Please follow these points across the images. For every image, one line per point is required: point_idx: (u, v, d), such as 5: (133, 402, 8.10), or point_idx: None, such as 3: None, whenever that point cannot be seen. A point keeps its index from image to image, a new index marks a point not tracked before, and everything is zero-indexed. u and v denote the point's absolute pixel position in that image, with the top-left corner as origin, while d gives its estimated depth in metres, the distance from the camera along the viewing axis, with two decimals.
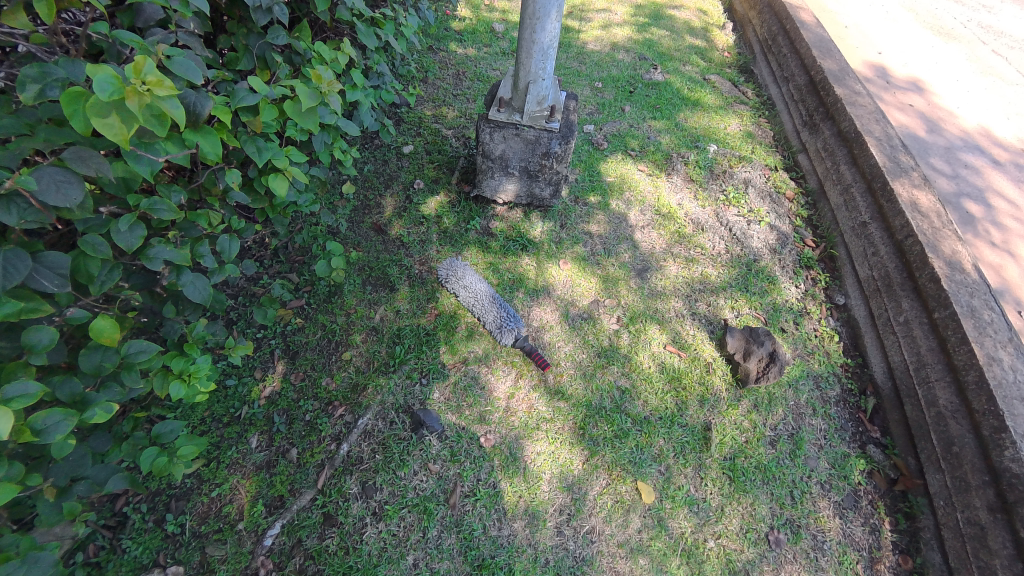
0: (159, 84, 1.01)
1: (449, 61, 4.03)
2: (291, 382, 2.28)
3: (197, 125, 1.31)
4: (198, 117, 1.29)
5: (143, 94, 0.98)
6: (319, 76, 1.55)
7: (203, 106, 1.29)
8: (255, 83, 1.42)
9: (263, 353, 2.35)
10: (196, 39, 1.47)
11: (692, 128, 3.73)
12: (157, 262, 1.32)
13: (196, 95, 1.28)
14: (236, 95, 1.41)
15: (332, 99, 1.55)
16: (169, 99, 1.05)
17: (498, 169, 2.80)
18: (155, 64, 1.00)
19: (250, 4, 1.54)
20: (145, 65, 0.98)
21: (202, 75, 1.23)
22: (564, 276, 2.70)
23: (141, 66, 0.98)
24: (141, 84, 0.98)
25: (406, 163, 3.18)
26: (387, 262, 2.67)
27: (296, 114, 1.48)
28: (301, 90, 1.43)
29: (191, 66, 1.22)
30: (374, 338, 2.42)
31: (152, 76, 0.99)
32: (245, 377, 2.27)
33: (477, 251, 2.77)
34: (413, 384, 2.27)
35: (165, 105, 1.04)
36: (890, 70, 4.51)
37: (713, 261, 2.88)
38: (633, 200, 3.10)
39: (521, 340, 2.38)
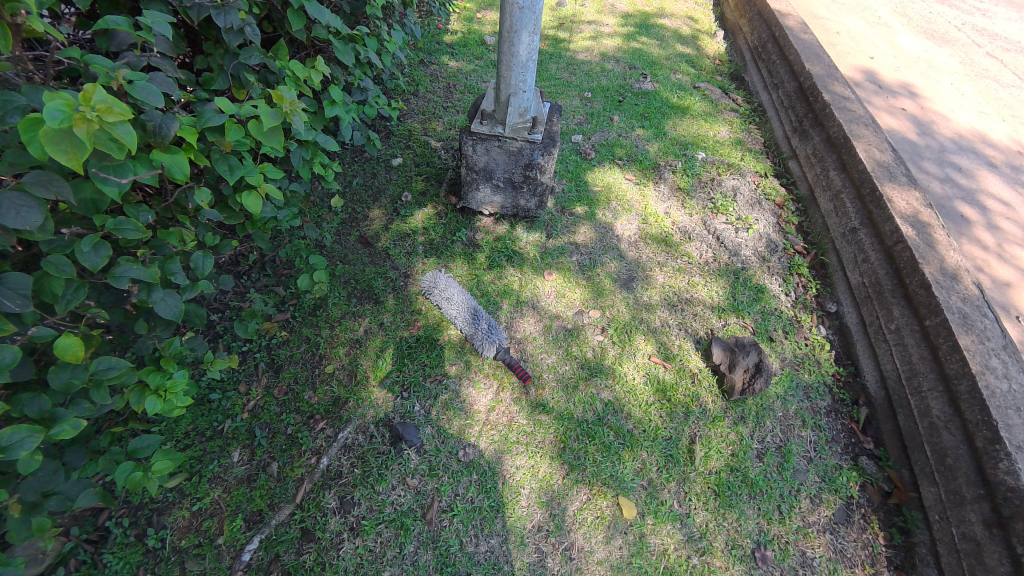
0: (109, 110, 1.02)
1: (440, 74, 4.08)
2: (274, 396, 2.29)
3: (163, 146, 1.33)
4: (164, 138, 1.31)
5: (92, 121, 0.99)
6: (281, 96, 1.58)
7: (169, 127, 1.31)
8: (221, 104, 1.44)
9: (248, 367, 2.37)
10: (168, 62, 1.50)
11: (681, 136, 3.73)
12: (123, 280, 1.29)
13: (162, 117, 1.31)
14: (203, 116, 1.43)
15: (298, 119, 1.57)
16: (121, 124, 1.06)
17: (483, 180, 2.81)
18: (105, 92, 1.01)
19: (220, 26, 1.56)
20: (95, 92, 1.00)
21: (163, 99, 1.25)
22: (549, 288, 2.68)
23: (90, 94, 0.99)
24: (90, 111, 0.99)
25: (394, 176, 3.21)
26: (373, 275, 2.69)
27: (262, 134, 1.50)
28: (262, 110, 1.45)
29: (152, 90, 1.24)
30: (358, 351, 2.42)
31: (102, 103, 1.01)
32: (228, 391, 2.28)
33: (463, 263, 2.77)
34: (396, 398, 2.27)
35: (117, 130, 1.05)
36: (883, 75, 4.49)
37: (700, 270, 2.85)
38: (619, 209, 3.09)
39: (503, 352, 2.36)
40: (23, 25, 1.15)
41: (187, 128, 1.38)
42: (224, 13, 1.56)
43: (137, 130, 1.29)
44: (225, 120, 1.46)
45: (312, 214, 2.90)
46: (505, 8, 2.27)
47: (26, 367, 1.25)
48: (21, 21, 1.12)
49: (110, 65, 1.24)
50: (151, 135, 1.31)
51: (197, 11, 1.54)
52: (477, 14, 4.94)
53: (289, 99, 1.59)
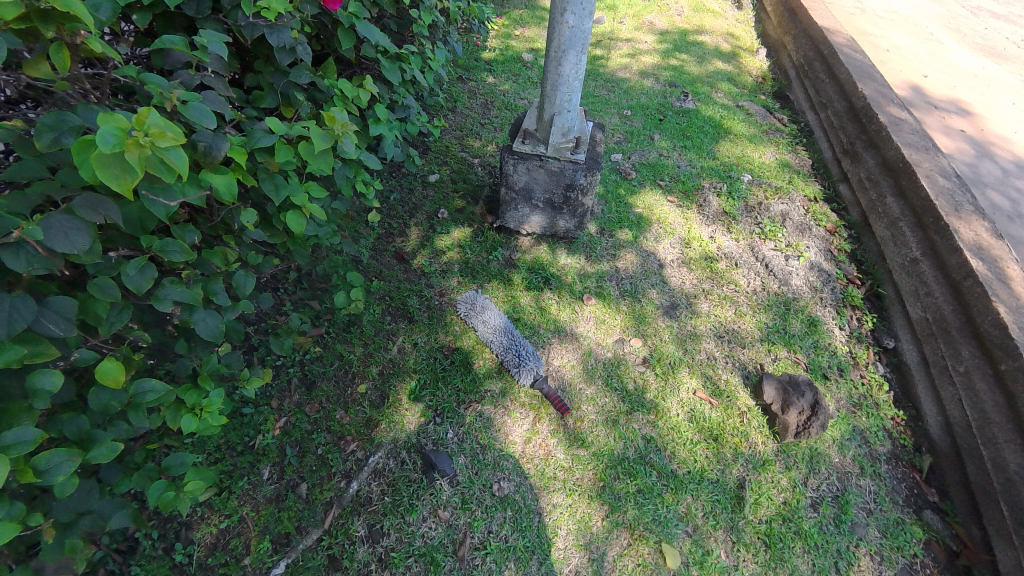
0: (161, 135, 0.98)
1: (477, 91, 4.10)
2: (306, 414, 2.27)
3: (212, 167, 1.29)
4: (213, 159, 1.28)
5: (144, 146, 0.95)
6: (332, 117, 1.54)
7: (219, 148, 1.28)
8: (271, 123, 1.40)
9: (280, 382, 2.35)
10: (220, 80, 1.47)
11: (724, 157, 3.61)
12: (166, 303, 1.25)
13: (212, 137, 1.28)
14: (252, 134, 1.39)
15: (348, 142, 1.51)
16: (172, 148, 1.03)
17: (521, 200, 2.74)
18: (159, 115, 0.98)
19: (273, 44, 1.53)
20: (149, 116, 0.97)
21: (215, 121, 1.22)
22: (588, 312, 2.53)
23: (144, 117, 0.96)
24: (142, 136, 0.96)
25: (431, 193, 3.22)
26: (407, 292, 2.65)
27: (310, 155, 1.45)
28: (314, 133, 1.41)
29: (204, 112, 1.22)
30: (391, 371, 2.38)
31: (155, 126, 0.97)
32: (260, 405, 2.26)
33: (498, 284, 2.69)
34: (428, 423, 2.19)
35: (167, 156, 1.01)
36: (935, 95, 4.32)
37: (748, 299, 2.66)
38: (661, 232, 2.96)
39: (541, 381, 2.22)
40: (82, 45, 1.13)
41: (236, 147, 1.34)
42: (277, 32, 1.53)
43: (187, 150, 1.26)
44: (274, 139, 1.41)
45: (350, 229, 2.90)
46: (554, 27, 2.23)
47: (67, 388, 1.22)
48: (79, 42, 1.11)
49: (164, 83, 1.21)
50: (200, 156, 1.27)
51: (250, 30, 1.52)
52: (514, 31, 4.98)
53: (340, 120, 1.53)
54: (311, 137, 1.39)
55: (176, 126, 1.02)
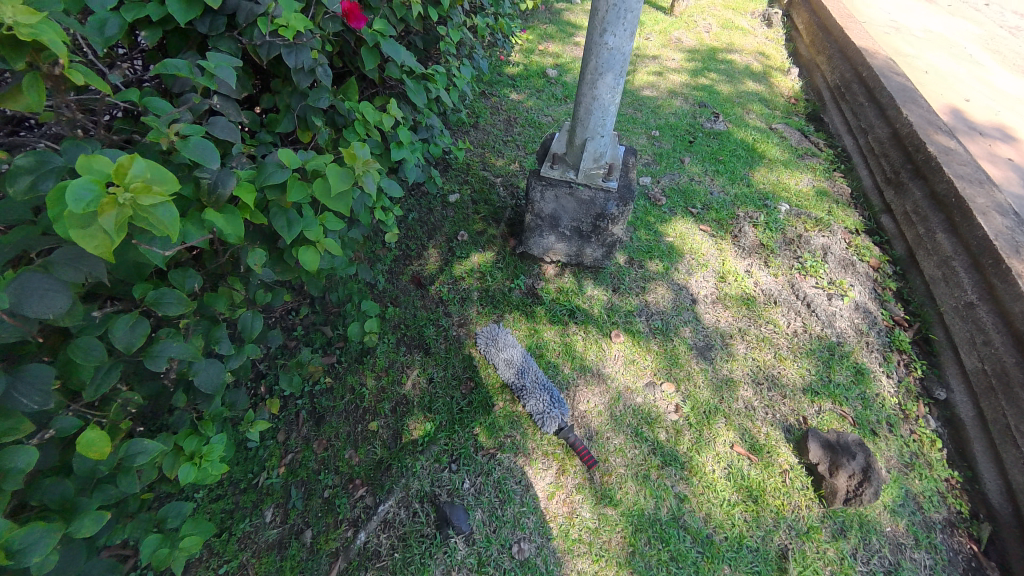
0: (148, 191, 0.75)
1: (500, 107, 4.01)
2: (314, 451, 2.13)
3: (219, 206, 1.12)
4: (219, 197, 1.11)
5: (125, 207, 0.73)
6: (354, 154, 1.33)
7: (226, 184, 1.11)
8: (286, 158, 1.19)
9: (288, 414, 2.23)
10: (232, 104, 1.32)
11: (758, 183, 3.47)
12: (162, 360, 1.08)
13: (219, 172, 1.11)
14: (263, 167, 1.20)
15: (371, 182, 1.29)
16: (164, 202, 0.80)
17: (547, 227, 2.57)
18: (146, 163, 0.75)
19: (289, 65, 1.38)
20: (132, 165, 0.74)
21: (219, 158, 1.04)
22: (616, 351, 2.36)
23: (125, 168, 0.73)
24: (124, 193, 0.73)
25: (451, 214, 3.10)
26: (424, 321, 2.51)
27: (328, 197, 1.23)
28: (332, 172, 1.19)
29: (209, 147, 1.03)
30: (404, 409, 2.22)
31: (141, 178, 0.75)
32: (267, 440, 2.13)
33: (520, 315, 2.53)
34: (442, 470, 2.03)
35: (157, 214, 0.78)
36: (975, 117, 4.19)
37: (788, 342, 2.49)
38: (694, 264, 2.80)
39: (566, 430, 2.05)
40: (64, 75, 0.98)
41: (244, 182, 1.16)
42: (295, 52, 1.37)
43: (190, 188, 1.10)
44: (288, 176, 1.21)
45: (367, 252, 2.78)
46: (592, 47, 2.08)
47: (50, 451, 1.09)
48: (58, 71, 0.95)
49: (168, 107, 1.11)
50: (205, 194, 1.11)
51: (267, 50, 1.35)
52: (539, 46, 4.88)
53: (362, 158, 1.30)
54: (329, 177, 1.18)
55: (168, 173, 0.79)
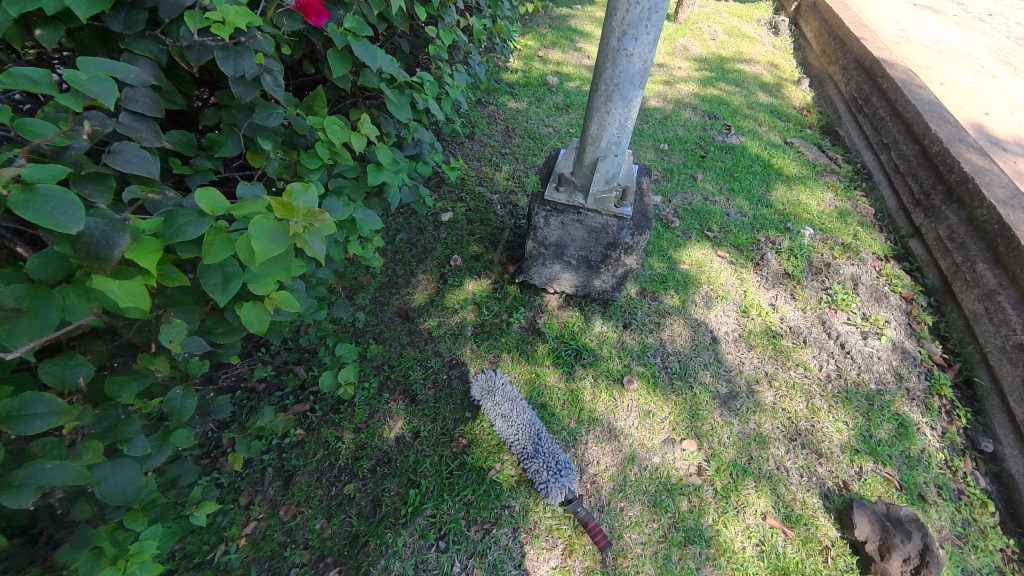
0: None
1: (498, 118, 3.75)
2: (280, 519, 1.83)
3: (107, 272, 0.80)
4: (106, 263, 0.79)
5: None
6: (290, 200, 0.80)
7: (116, 245, 0.80)
8: (205, 203, 0.85)
9: (252, 472, 1.93)
10: (148, 125, 1.03)
11: (778, 204, 3.25)
12: (27, 494, 0.77)
13: (105, 227, 0.79)
14: (176, 216, 0.86)
15: (325, 247, 0.81)
16: None
17: (551, 256, 2.27)
18: None
19: (226, 75, 1.09)
20: None
21: (80, 221, 0.72)
22: (629, 400, 2.06)
23: None
24: None
25: (443, 235, 2.84)
26: (410, 362, 2.21)
27: (257, 265, 0.78)
28: (253, 233, 0.72)
29: (70, 205, 0.72)
30: (385, 469, 1.91)
31: None
32: (227, 504, 1.83)
33: (518, 355, 2.22)
34: (427, 548, 1.71)
35: None
36: (998, 132, 3.96)
37: (820, 388, 2.23)
38: (712, 296, 2.53)
39: (574, 503, 1.74)
40: None
41: (146, 240, 0.83)
42: (234, 57, 1.09)
43: (67, 246, 0.78)
44: (209, 228, 0.86)
45: (350, 280, 2.49)
46: (607, 54, 1.78)
47: None
48: None
49: (52, 132, 0.83)
50: (86, 257, 0.79)
51: (198, 54, 1.07)
52: (539, 52, 4.62)
53: (309, 207, 0.83)
54: (251, 238, 0.72)
55: None
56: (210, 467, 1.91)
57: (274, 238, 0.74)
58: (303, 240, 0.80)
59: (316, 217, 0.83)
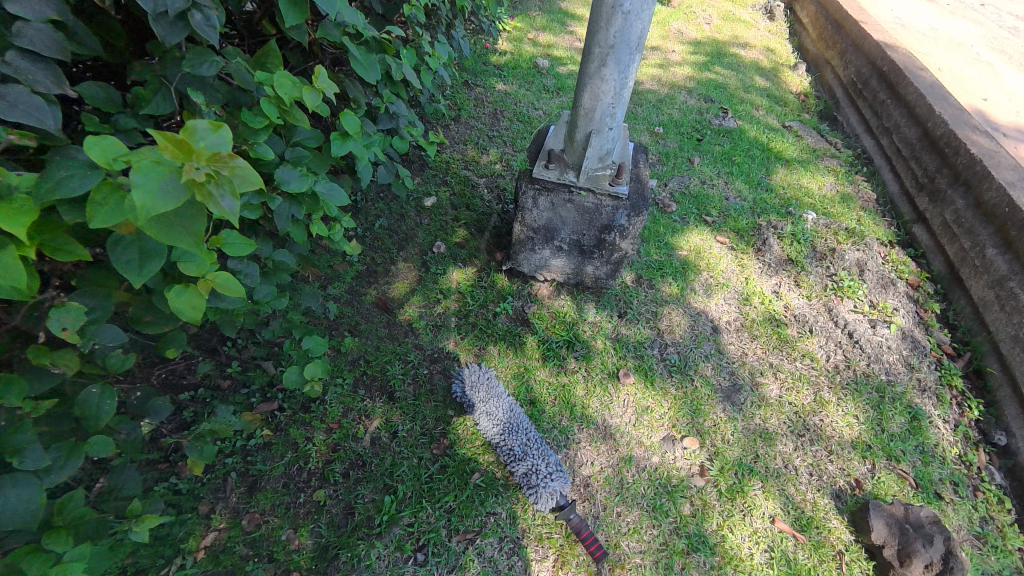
0: None
1: (486, 100, 3.56)
2: (242, 530, 1.65)
3: None
4: None
5: None
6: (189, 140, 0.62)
7: None
8: (98, 153, 0.67)
9: (213, 478, 1.75)
10: (47, 68, 0.84)
11: (779, 188, 3.11)
12: None
13: None
14: (57, 169, 0.69)
15: (236, 201, 0.64)
16: None
17: (541, 241, 2.10)
18: None
19: (146, 13, 0.90)
20: None
21: None
22: (625, 395, 1.90)
23: None
24: None
25: (426, 221, 2.66)
26: (388, 357, 2.03)
27: (146, 225, 0.61)
28: (135, 181, 0.56)
29: None
30: (359, 474, 1.74)
31: None
32: (184, 513, 1.65)
33: (505, 348, 2.05)
34: (404, 562, 1.54)
35: None
36: (997, 118, 3.86)
37: (828, 380, 2.09)
38: (712, 284, 2.37)
39: (566, 510, 1.58)
40: None
41: (17, 199, 0.66)
42: None
43: None
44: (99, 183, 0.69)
45: (325, 268, 2.31)
46: (601, 13, 1.60)
47: None
48: None
49: None
50: None
51: None
52: (528, 33, 4.44)
53: (216, 149, 0.64)
54: (130, 188, 0.56)
55: None
56: (166, 473, 1.71)
57: (164, 187, 0.58)
58: (207, 192, 0.63)
59: (225, 162, 0.65)
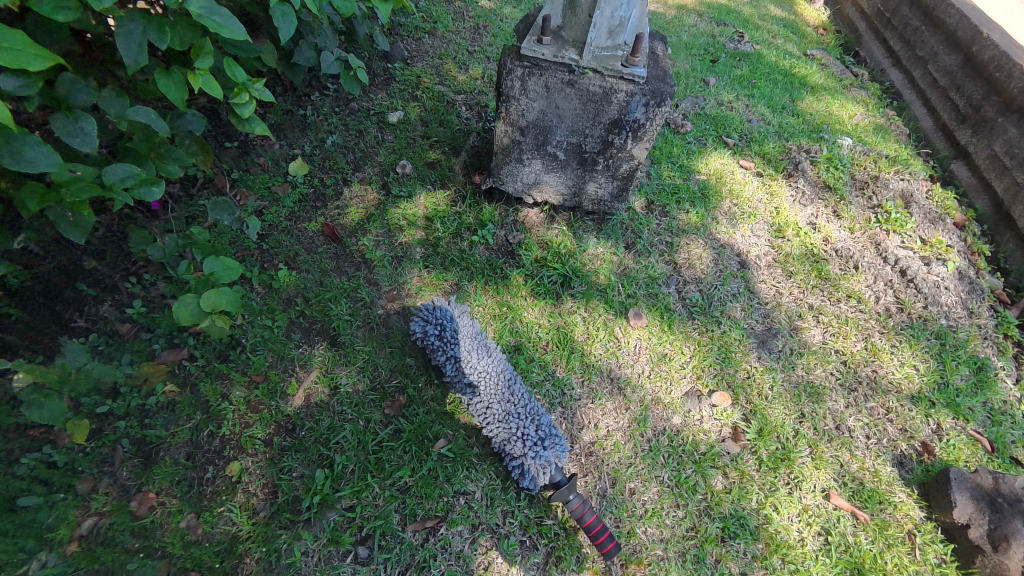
0: None
1: (466, 10, 3.01)
2: (129, 516, 1.21)
3: None
4: None
5: None
6: None
7: None
8: None
9: (94, 447, 1.28)
10: None
11: (807, 114, 2.67)
12: None
13: None
14: None
15: None
16: None
17: (531, 147, 1.61)
18: None
19: None
20: None
21: None
22: (636, 341, 1.49)
23: None
24: None
25: (390, 138, 2.16)
26: (333, 294, 1.57)
27: None
28: None
29: None
30: (287, 443, 1.31)
31: None
32: (57, 492, 1.20)
33: (486, 283, 1.59)
34: (340, 559, 1.15)
35: None
36: None
37: (880, 325, 1.71)
38: (738, 212, 1.94)
39: (564, 490, 1.17)
40: None
41: None
42: None
43: None
44: None
45: (259, 191, 1.85)
46: None
47: None
48: None
49: None
50: None
51: None
52: None
53: None
54: None
55: None
56: (39, 441, 1.25)
57: None
58: None
59: None
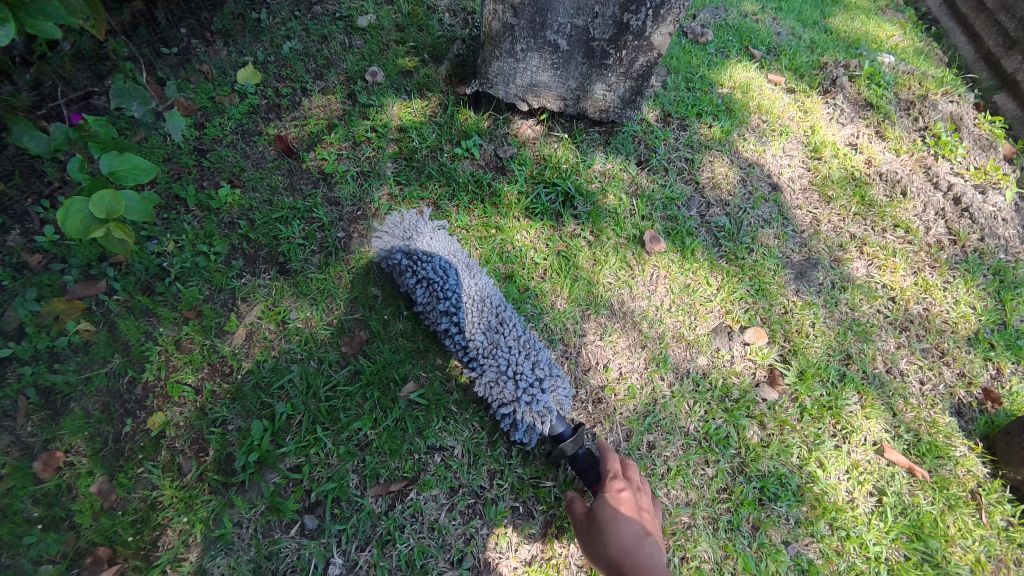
0: None
1: None
2: (29, 481, 0.95)
3: None
4: None
5: None
6: None
7: None
8: None
9: None
10: None
11: (841, 31, 2.33)
12: None
13: None
14: None
15: None
16: None
17: (526, 32, 1.28)
18: None
19: None
20: None
21: None
22: (653, 269, 1.24)
23: None
24: None
25: (360, 44, 1.66)
26: (282, 213, 1.28)
27: None
28: None
29: None
30: (221, 390, 1.06)
31: None
32: None
33: (468, 202, 1.32)
34: (282, 531, 0.95)
35: None
36: None
37: (931, 258, 1.46)
38: (770, 128, 1.64)
39: (568, 441, 0.96)
40: None
41: None
42: None
43: None
44: None
45: (200, 101, 1.45)
46: None
47: None
48: None
49: None
50: None
51: None
52: None
53: None
54: None
55: None
56: None
57: None
58: None
59: None
